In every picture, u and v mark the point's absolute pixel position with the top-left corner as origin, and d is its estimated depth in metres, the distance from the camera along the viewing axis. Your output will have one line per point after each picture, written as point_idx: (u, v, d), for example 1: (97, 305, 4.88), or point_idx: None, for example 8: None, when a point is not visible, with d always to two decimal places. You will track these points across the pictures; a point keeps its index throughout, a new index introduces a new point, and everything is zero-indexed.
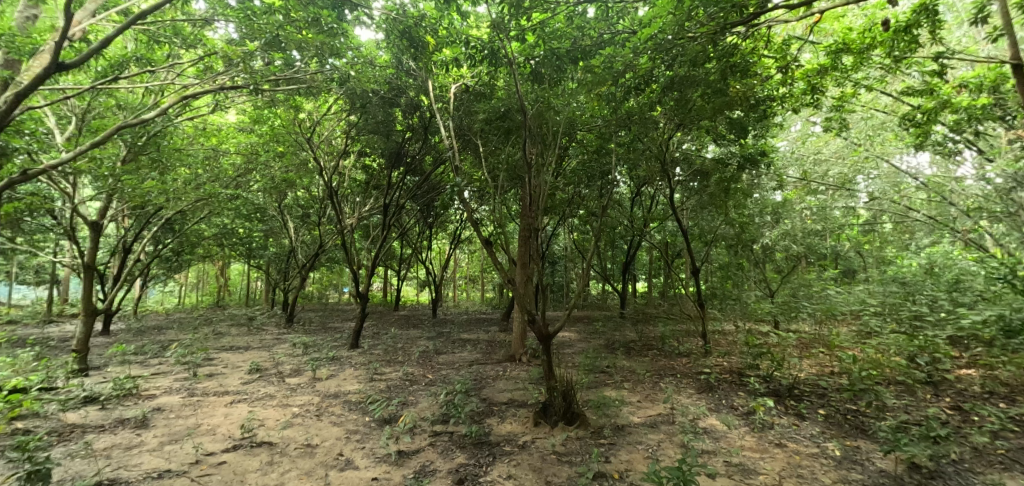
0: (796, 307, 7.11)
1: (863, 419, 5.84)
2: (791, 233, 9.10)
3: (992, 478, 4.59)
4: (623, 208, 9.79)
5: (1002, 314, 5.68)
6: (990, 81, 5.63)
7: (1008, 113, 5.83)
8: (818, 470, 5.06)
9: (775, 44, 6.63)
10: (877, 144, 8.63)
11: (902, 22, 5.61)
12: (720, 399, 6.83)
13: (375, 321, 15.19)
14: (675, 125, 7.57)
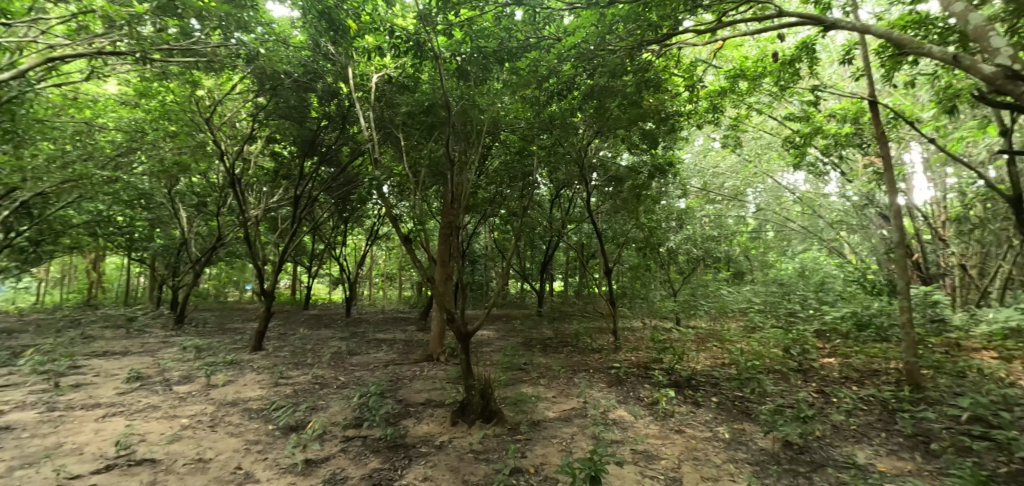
0: (695, 305, 7.83)
1: (748, 404, 6.56)
2: (693, 238, 10.05)
3: (845, 450, 5.40)
4: (543, 209, 10.05)
5: (856, 311, 6.97)
6: (852, 114, 6.63)
7: (864, 141, 6.79)
8: (711, 452, 5.61)
9: (683, 64, 7.19)
10: (762, 162, 9.83)
11: (790, 54, 6.36)
12: (628, 392, 7.29)
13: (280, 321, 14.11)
14: (594, 132, 7.92)
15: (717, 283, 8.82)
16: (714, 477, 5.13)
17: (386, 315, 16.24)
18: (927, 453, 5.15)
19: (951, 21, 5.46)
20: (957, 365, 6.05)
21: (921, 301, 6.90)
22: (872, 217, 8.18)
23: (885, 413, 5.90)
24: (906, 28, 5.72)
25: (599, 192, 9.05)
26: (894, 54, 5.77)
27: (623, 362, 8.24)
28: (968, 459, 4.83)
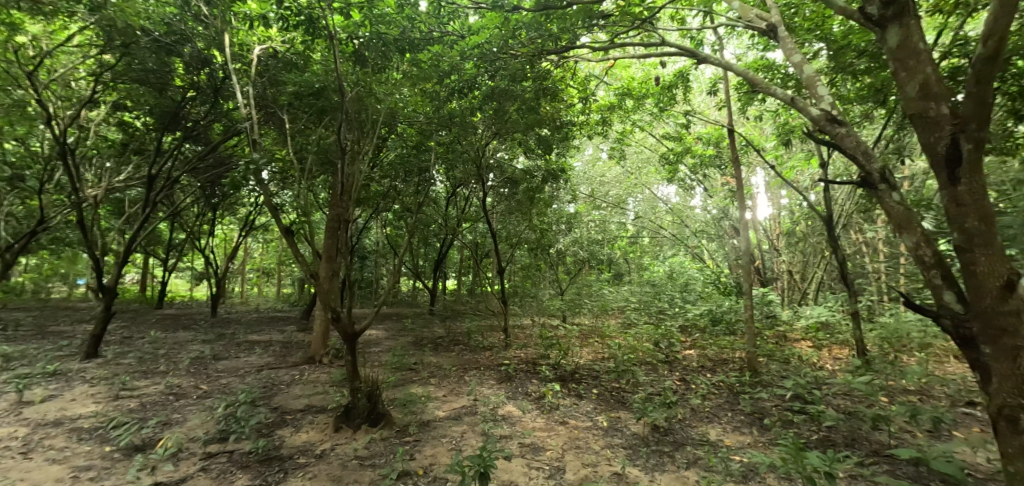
0: (580, 303, 8.68)
1: (623, 393, 7.17)
2: (580, 240, 11.40)
3: (700, 429, 6.20)
4: (438, 207, 9.91)
5: (711, 308, 8.41)
6: (715, 139, 7.60)
7: (722, 164, 7.93)
8: (590, 440, 6.05)
9: (579, 78, 7.65)
10: (642, 174, 11.15)
11: (669, 81, 7.16)
12: (516, 388, 7.53)
13: (121, 321, 12.04)
14: (493, 134, 8.03)
15: (599, 283, 9.75)
16: (594, 463, 5.53)
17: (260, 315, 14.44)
18: (761, 427, 6.13)
19: (792, 70, 6.57)
20: (784, 353, 7.34)
21: (760, 301, 8.51)
22: (727, 228, 10.33)
23: (731, 395, 6.88)
24: (758, 71, 6.78)
25: (494, 193, 9.15)
26: (748, 90, 6.75)
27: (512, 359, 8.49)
28: (790, 431, 5.85)
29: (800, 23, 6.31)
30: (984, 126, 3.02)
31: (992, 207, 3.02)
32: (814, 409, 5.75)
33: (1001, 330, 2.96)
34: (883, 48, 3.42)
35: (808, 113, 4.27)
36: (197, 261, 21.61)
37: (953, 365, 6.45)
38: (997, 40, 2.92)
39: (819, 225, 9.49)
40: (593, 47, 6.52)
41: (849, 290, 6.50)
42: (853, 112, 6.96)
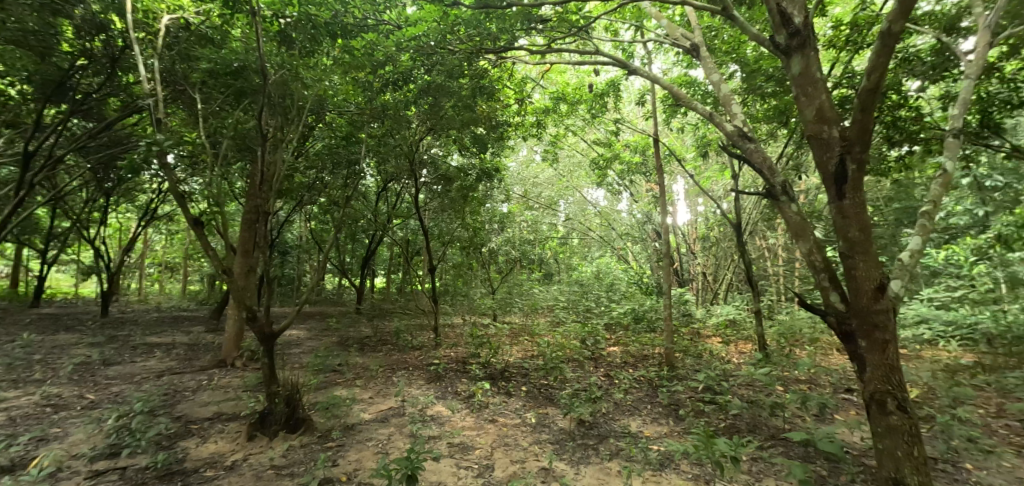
0: (511, 302, 9.12)
1: (551, 390, 7.31)
2: (512, 240, 11.27)
3: (622, 422, 6.47)
4: (367, 201, 9.52)
5: (634, 307, 9.09)
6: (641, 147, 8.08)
7: (647, 172, 8.46)
8: (519, 437, 6.13)
9: (515, 79, 7.75)
10: (574, 178, 11.97)
11: (601, 89, 7.47)
12: (445, 387, 7.45)
13: None
14: (427, 129, 7.86)
15: (529, 282, 10.27)
16: (522, 459, 5.61)
17: (159, 314, 13.00)
18: (676, 418, 6.53)
19: (710, 88, 7.07)
20: (697, 348, 7.94)
21: (677, 300, 9.31)
22: (650, 231, 10.84)
23: (651, 388, 7.28)
24: (682, 86, 7.28)
25: (427, 189, 8.92)
26: (672, 103, 7.22)
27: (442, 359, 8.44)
28: (702, 420, 6.31)
29: (718, 46, 6.86)
30: (864, 149, 3.51)
31: (870, 219, 3.47)
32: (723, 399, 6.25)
33: (873, 325, 3.42)
34: (788, 74, 3.78)
35: (725, 128, 4.71)
36: (84, 254, 19.14)
37: (836, 356, 7.36)
38: (877, 75, 3.38)
39: (729, 230, 10.79)
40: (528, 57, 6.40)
41: (754, 290, 7.07)
42: (762, 129, 7.65)
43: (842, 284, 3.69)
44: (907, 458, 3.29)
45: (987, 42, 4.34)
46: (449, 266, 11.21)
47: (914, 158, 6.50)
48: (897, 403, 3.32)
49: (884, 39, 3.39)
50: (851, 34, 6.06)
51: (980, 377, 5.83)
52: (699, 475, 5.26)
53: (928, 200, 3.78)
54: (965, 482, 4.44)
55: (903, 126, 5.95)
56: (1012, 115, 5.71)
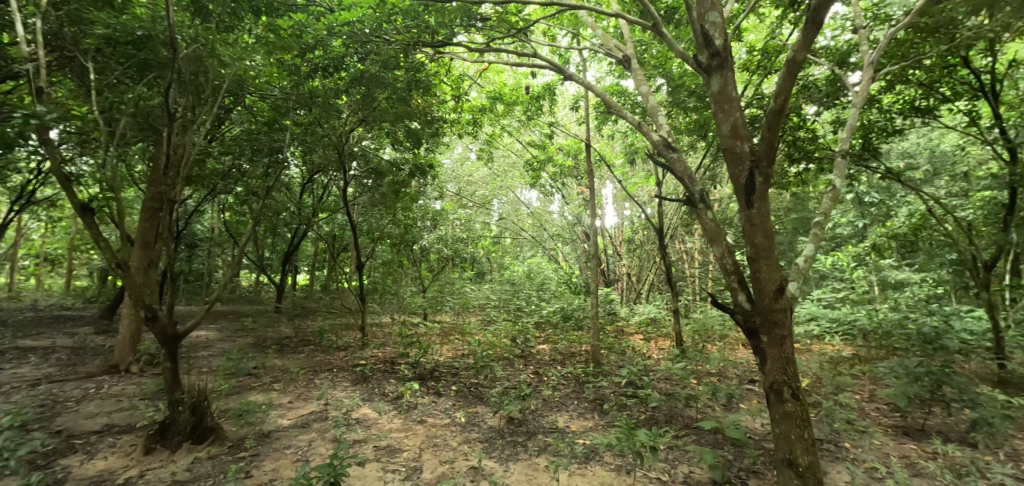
0: (442, 301, 8.77)
1: (481, 389, 7.32)
2: (444, 238, 10.84)
3: (550, 418, 6.60)
4: (290, 193, 8.95)
5: (564, 307, 9.22)
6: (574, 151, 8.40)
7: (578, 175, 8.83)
8: (448, 437, 6.07)
9: (452, 75, 7.67)
10: (507, 178, 12.32)
11: (537, 92, 7.64)
12: (372, 388, 7.22)
13: None
14: (358, 119, 7.52)
15: (461, 281, 9.95)
16: (452, 459, 5.55)
17: (35, 314, 11.33)
18: (601, 412, 6.78)
19: (639, 99, 7.50)
20: (621, 345, 8.36)
21: (603, 300, 9.66)
22: (579, 233, 11.15)
23: (577, 385, 7.51)
24: (613, 95, 7.62)
25: (356, 182, 8.53)
26: (604, 110, 7.53)
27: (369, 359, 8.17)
28: (624, 413, 6.62)
29: (647, 60, 7.26)
30: (770, 165, 3.90)
31: (774, 227, 3.85)
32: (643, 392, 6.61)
33: (774, 323, 3.82)
34: (709, 91, 4.06)
35: (650, 136, 4.71)
36: None
37: (742, 350, 8.12)
38: (785, 99, 3.75)
39: (652, 233, 11.44)
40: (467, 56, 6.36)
41: (673, 290, 7.49)
42: (684, 141, 8.25)
43: (747, 286, 4.09)
44: (799, 440, 3.74)
45: (872, 76, 4.92)
46: (379, 263, 10.87)
47: (809, 174, 7.30)
48: (791, 392, 3.75)
49: (790, 66, 3.74)
50: (763, 59, 6.68)
51: (857, 369, 6.68)
52: (621, 465, 5.50)
53: (819, 212, 4.28)
54: (846, 459, 5.06)
55: (801, 146, 6.65)
56: (887, 142, 6.58)
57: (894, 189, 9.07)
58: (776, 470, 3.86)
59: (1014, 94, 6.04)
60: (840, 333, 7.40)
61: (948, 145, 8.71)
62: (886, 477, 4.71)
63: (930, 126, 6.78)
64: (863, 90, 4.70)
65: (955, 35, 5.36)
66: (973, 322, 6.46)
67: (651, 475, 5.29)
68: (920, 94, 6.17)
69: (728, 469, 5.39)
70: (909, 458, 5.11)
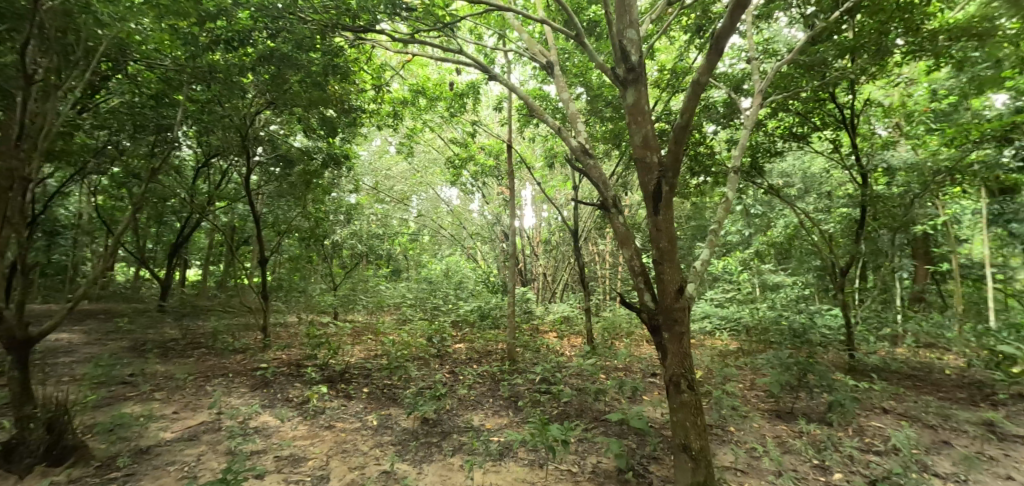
0: (354, 300, 8.46)
1: (394, 390, 7.07)
2: (359, 233, 10.31)
3: (465, 417, 6.53)
4: (181, 178, 8.03)
5: (481, 307, 9.26)
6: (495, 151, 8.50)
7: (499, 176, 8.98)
8: (359, 442, 5.79)
9: (374, 64, 7.38)
10: (428, 174, 12.40)
11: (461, 89, 7.62)
12: (274, 394, 6.70)
13: None
14: (266, 102, 6.92)
15: (375, 279, 9.73)
16: (362, 465, 5.30)
17: None
18: (515, 409, 6.82)
19: (560, 105, 7.81)
20: (536, 343, 8.57)
21: (520, 298, 10.00)
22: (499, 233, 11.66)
23: (493, 383, 7.54)
24: (535, 98, 7.83)
25: (262, 170, 7.88)
26: (526, 113, 7.74)
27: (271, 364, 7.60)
28: (537, 409, 6.69)
29: (570, 68, 7.56)
30: (675, 176, 4.21)
31: (677, 233, 4.21)
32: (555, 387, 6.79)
33: (675, 320, 4.18)
34: (624, 103, 4.31)
35: (568, 142, 4.79)
36: None
37: (645, 346, 8.76)
38: (689, 116, 4.05)
39: (567, 236, 12.02)
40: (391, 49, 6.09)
41: (586, 290, 7.83)
42: (600, 148, 8.77)
43: (652, 287, 4.38)
44: (693, 426, 4.15)
45: (759, 102, 5.65)
46: (286, 259, 10.28)
47: (706, 187, 8.09)
48: (687, 383, 4.13)
49: (695, 88, 4.08)
50: (671, 79, 7.29)
51: (739, 360, 7.64)
52: (534, 460, 5.57)
53: (715, 221, 4.76)
54: (731, 441, 5.62)
55: (702, 160, 7.36)
56: (771, 162, 7.50)
57: (773, 204, 10.33)
58: (674, 455, 4.26)
59: (868, 129, 7.19)
60: (728, 329, 8.29)
61: (816, 169, 10.13)
62: (763, 455, 5.26)
63: (805, 150, 7.82)
64: (754, 114, 5.37)
65: (826, 74, 6.22)
66: (831, 320, 7.60)
67: (563, 467, 5.42)
68: (796, 122, 7.10)
69: (633, 457, 5.63)
70: (781, 437, 5.74)
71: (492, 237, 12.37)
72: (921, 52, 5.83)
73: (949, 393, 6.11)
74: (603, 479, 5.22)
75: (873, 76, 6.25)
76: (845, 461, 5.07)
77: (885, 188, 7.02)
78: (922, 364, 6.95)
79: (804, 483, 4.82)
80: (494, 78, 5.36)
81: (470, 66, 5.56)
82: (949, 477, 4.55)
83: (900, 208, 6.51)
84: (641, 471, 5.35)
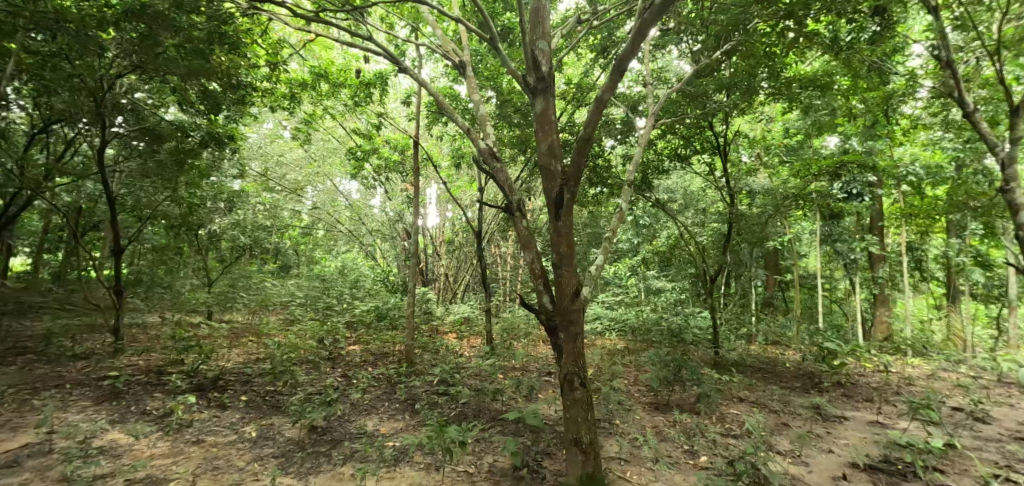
0: (233, 298, 7.67)
1: (279, 397, 6.47)
2: (242, 224, 9.71)
3: (357, 422, 6.08)
4: (7, 145, 6.64)
5: (379, 306, 9.07)
6: (401, 146, 8.72)
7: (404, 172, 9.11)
8: (233, 457, 5.14)
9: (269, 38, 6.75)
10: (326, 165, 12.10)
11: (367, 78, 7.38)
12: (127, 407, 5.79)
13: None
14: (132, 64, 5.99)
15: (259, 276, 8.95)
16: (236, 482, 4.70)
17: None
18: (412, 412, 6.48)
19: (470, 106, 7.96)
20: (435, 345, 8.46)
21: (420, 299, 10.15)
22: (399, 231, 12.01)
23: (389, 386, 7.21)
24: (445, 97, 7.94)
25: (121, 142, 6.86)
26: (435, 111, 7.88)
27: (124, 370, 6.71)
28: (436, 411, 6.42)
29: (482, 71, 7.73)
30: (576, 185, 4.27)
31: (575, 239, 4.27)
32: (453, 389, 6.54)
33: (570, 321, 4.28)
34: (532, 111, 4.31)
35: (477, 144, 4.67)
36: None
37: (541, 346, 9.16)
38: (591, 130, 4.11)
39: (470, 236, 12.43)
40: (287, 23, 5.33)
41: (487, 292, 8.07)
42: (507, 153, 9.07)
43: (551, 289, 4.46)
44: (584, 421, 4.27)
45: (652, 124, 6.20)
46: (149, 250, 9.00)
47: (602, 197, 8.71)
48: (580, 380, 4.24)
49: (598, 102, 4.13)
50: (577, 93, 7.91)
51: (626, 359, 8.26)
52: (431, 463, 5.30)
53: (608, 229, 5.07)
54: (617, 433, 5.95)
55: (600, 173, 7.89)
56: (658, 178, 8.37)
57: (659, 216, 11.54)
58: (566, 449, 4.36)
59: (736, 156, 8.35)
60: (615, 330, 9.06)
61: (695, 188, 11.61)
62: (644, 444, 5.65)
63: (686, 171, 8.84)
64: (646, 135, 5.92)
65: (706, 105, 7.03)
66: (700, 321, 8.78)
67: (459, 469, 5.21)
68: (681, 144, 7.97)
69: (527, 453, 5.44)
70: (658, 427, 6.24)
71: (393, 234, 12.49)
72: (779, 95, 6.86)
73: (788, 383, 7.29)
74: (501, 478, 5.10)
75: (743, 112, 7.20)
76: (709, 444, 5.66)
77: (747, 207, 8.23)
78: (769, 358, 8.19)
79: (679, 467, 5.32)
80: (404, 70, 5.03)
81: (379, 56, 5.14)
82: (789, 454, 5.36)
83: (759, 225, 7.48)
84: (535, 467, 5.23)
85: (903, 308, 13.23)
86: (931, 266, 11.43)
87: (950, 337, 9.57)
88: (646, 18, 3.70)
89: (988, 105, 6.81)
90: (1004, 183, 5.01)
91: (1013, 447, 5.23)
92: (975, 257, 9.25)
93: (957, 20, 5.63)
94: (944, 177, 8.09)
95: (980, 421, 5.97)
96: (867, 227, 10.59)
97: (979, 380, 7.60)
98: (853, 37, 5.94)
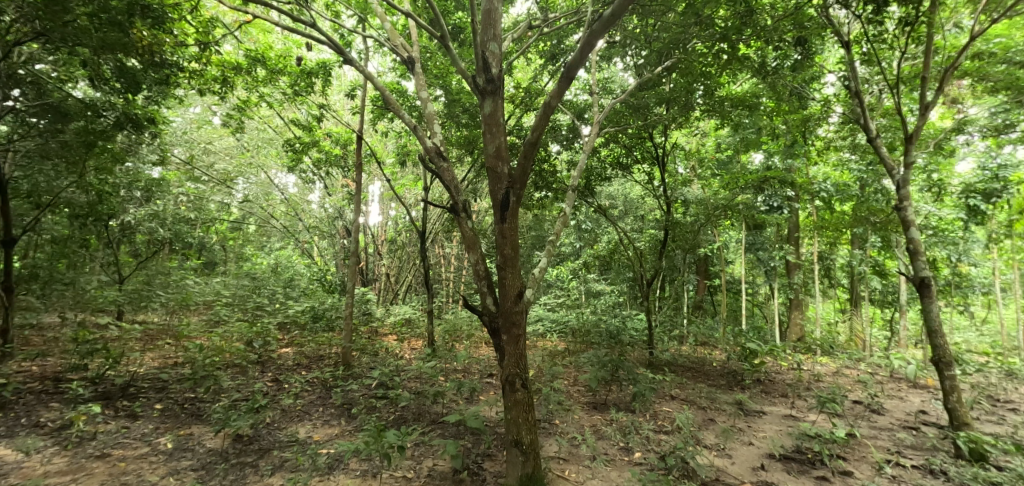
0: (149, 297, 7.08)
1: (199, 405, 5.98)
2: (162, 216, 9.05)
3: (288, 430, 5.68)
4: None
5: (313, 306, 8.76)
6: (342, 139, 8.55)
7: (346, 164, 8.93)
8: (146, 470, 4.65)
9: (200, 16, 6.23)
10: (261, 155, 11.50)
11: (309, 67, 7.28)
12: (17, 419, 5.19)
13: None
14: (34, 30, 5.43)
15: (181, 273, 8.36)
16: None
17: None
18: (348, 417, 6.15)
19: (417, 103, 8.02)
20: (375, 346, 8.22)
21: (360, 298, 9.87)
22: (339, 228, 11.67)
23: (324, 389, 6.87)
24: (392, 93, 7.96)
25: (16, 119, 6.36)
26: (380, 106, 7.90)
27: (16, 376, 6.06)
28: (373, 415, 6.08)
29: (431, 68, 7.70)
30: (522, 188, 4.28)
31: (520, 242, 4.25)
32: (392, 392, 6.17)
33: (513, 323, 4.25)
34: (481, 111, 4.24)
35: (423, 141, 4.54)
36: None
37: (483, 347, 9.40)
38: (539, 134, 4.14)
39: (414, 236, 12.38)
40: (218, 1, 4.69)
41: (429, 293, 8.08)
42: (454, 153, 9.13)
43: (494, 291, 4.41)
44: (524, 422, 4.27)
45: (598, 130, 6.29)
46: (48, 242, 7.97)
47: (546, 201, 9.07)
48: (522, 382, 4.24)
49: (546, 108, 4.13)
50: (525, 97, 8.09)
51: (567, 359, 8.60)
52: (367, 470, 4.97)
53: (553, 232, 5.12)
54: (556, 433, 5.96)
55: (545, 177, 8.24)
56: (601, 185, 8.79)
57: (600, 222, 12.15)
58: (506, 450, 4.33)
59: (673, 167, 8.88)
60: (557, 331, 9.56)
61: (633, 195, 12.20)
62: (582, 442, 5.72)
63: (627, 179, 9.31)
64: (590, 142, 5.94)
65: (647, 117, 7.39)
66: (636, 324, 9.27)
67: (397, 474, 4.92)
68: (623, 153, 8.44)
69: (467, 455, 5.25)
70: (596, 425, 6.26)
71: (332, 231, 12.14)
72: (712, 112, 7.35)
73: (715, 380, 7.82)
74: (439, 481, 4.83)
75: (680, 125, 7.56)
76: (643, 440, 5.79)
77: (681, 215, 8.70)
78: (698, 358, 8.74)
79: (614, 464, 5.37)
80: (350, 63, 4.85)
81: (323, 45, 4.83)
82: (714, 447, 5.68)
83: (690, 233, 8.61)
84: (475, 469, 5.03)
85: (814, 310, 14.69)
86: (838, 273, 12.77)
87: (851, 337, 10.86)
88: (594, 30, 3.82)
89: (887, 132, 7.75)
90: (898, 201, 5.66)
91: (902, 434, 5.92)
92: (873, 266, 10.44)
93: (865, 55, 6.29)
94: (849, 194, 9.24)
95: (875, 412, 6.75)
96: (785, 237, 11.69)
97: (876, 376, 8.59)
98: (778, 63, 6.45)
